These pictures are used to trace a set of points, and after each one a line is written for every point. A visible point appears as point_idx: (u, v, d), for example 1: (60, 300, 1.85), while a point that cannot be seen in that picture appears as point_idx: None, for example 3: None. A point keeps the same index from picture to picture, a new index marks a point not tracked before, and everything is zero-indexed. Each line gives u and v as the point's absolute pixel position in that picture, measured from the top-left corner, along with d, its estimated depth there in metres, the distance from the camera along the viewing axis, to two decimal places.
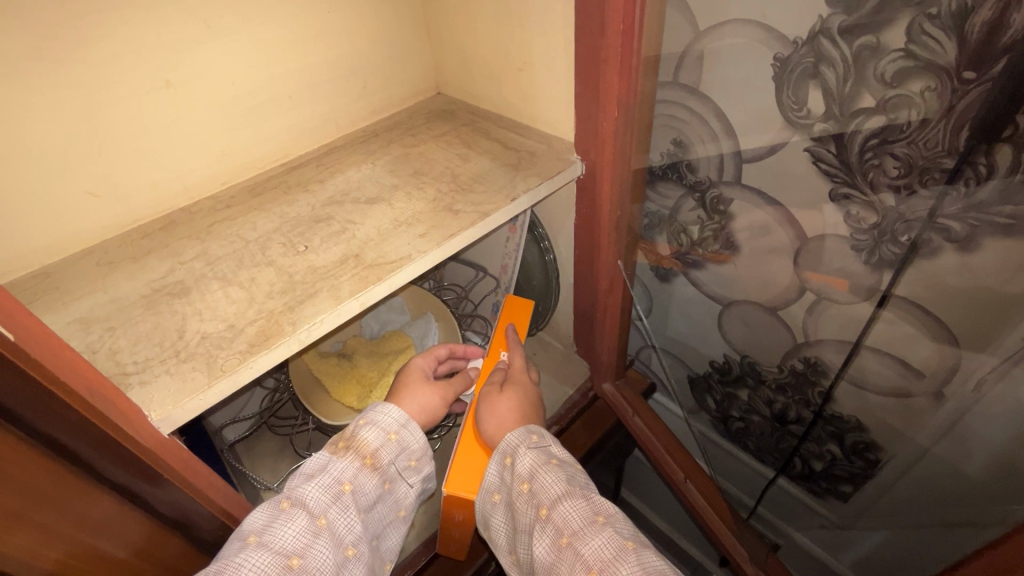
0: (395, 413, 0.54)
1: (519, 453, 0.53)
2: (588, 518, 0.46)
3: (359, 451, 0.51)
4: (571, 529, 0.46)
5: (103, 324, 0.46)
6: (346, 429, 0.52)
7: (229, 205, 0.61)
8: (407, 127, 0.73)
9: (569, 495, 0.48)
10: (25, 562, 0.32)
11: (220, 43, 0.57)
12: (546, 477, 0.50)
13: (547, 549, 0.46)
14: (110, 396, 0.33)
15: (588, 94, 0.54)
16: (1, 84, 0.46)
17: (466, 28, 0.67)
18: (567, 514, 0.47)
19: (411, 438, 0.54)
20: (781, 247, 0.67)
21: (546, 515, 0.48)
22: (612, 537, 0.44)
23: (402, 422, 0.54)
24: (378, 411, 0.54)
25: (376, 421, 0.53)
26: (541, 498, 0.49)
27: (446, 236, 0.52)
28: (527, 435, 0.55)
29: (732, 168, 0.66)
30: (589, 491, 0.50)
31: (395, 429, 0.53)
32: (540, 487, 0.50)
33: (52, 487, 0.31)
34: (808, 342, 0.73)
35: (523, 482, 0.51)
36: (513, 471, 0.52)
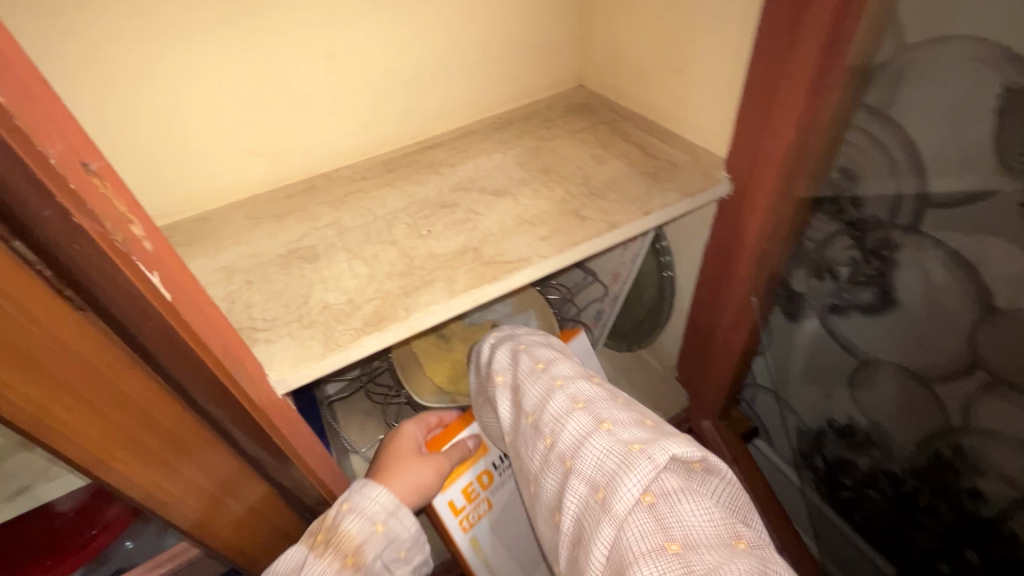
0: (383, 498, 0.47)
1: (497, 354, 0.50)
2: (563, 399, 0.41)
3: (338, 548, 0.43)
4: (546, 421, 0.41)
5: (243, 277, 0.50)
6: (326, 518, 0.45)
7: (365, 177, 0.63)
8: (543, 118, 0.70)
9: (542, 385, 0.43)
10: (167, 501, 0.34)
11: (383, 18, 0.58)
12: (520, 372, 0.46)
13: (528, 447, 0.42)
14: (241, 356, 0.35)
15: (756, 109, 0.49)
16: (197, 46, 0.51)
17: (625, 20, 0.63)
18: (542, 405, 0.42)
19: (401, 527, 0.47)
20: (958, 311, 0.57)
21: (523, 409, 0.44)
22: (561, 396, 0.42)
23: (391, 509, 0.47)
24: (364, 493, 0.47)
25: (363, 506, 0.46)
26: (497, 376, 0.48)
27: (570, 243, 0.49)
28: (509, 339, 0.51)
29: (910, 211, 0.56)
30: (566, 372, 0.44)
31: (382, 518, 0.46)
32: (516, 387, 0.46)
33: (187, 438, 0.33)
34: (965, 428, 0.61)
35: (502, 384, 0.47)
36: (492, 378, 0.49)
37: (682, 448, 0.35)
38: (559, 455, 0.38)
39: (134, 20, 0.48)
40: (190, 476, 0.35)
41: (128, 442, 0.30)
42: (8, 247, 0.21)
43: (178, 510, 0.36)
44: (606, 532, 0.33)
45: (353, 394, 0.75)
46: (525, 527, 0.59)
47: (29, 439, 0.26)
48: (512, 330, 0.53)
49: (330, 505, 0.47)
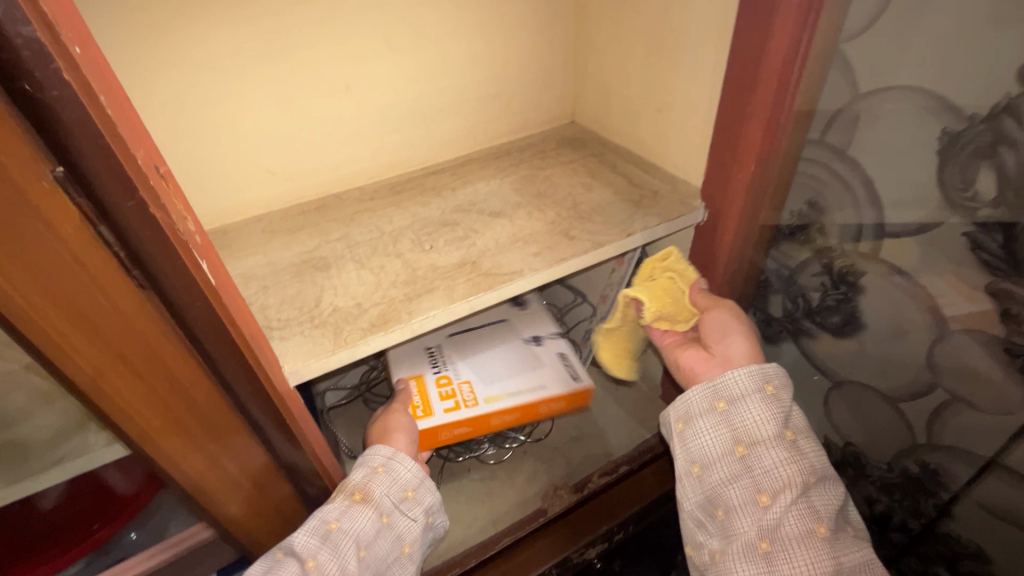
0: (381, 448, 0.52)
1: (798, 429, 0.50)
2: (841, 534, 0.47)
3: (344, 490, 0.48)
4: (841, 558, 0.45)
5: (259, 283, 0.54)
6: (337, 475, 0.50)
7: (374, 198, 0.68)
8: (539, 149, 0.77)
9: (839, 521, 0.47)
10: (190, 476, 0.38)
11: (397, 57, 0.65)
12: (827, 506, 0.47)
13: (812, 560, 0.44)
14: (265, 349, 0.38)
15: (725, 144, 0.55)
16: (229, 76, 0.57)
17: (615, 66, 0.70)
18: (839, 540, 0.46)
19: (402, 469, 0.51)
20: (915, 333, 0.62)
21: (814, 519, 0.46)
22: (853, 549, 0.46)
23: (390, 455, 0.51)
24: (365, 452, 0.52)
25: (364, 459, 0.51)
26: (805, 465, 0.48)
27: (559, 258, 0.54)
28: (795, 410, 0.51)
29: (869, 240, 0.62)
30: (845, 511, 0.49)
31: (382, 463, 0.50)
32: (812, 498, 0.47)
33: (217, 420, 0.36)
34: (931, 446, 0.65)
35: (799, 468, 0.47)
36: (795, 458, 0.48)
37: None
38: None
39: (177, 54, 0.54)
40: (214, 456, 0.38)
41: (165, 416, 0.33)
42: (93, 229, 0.25)
43: (199, 485, 0.39)
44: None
45: (351, 403, 0.79)
46: (512, 367, 0.69)
47: (86, 400, 0.30)
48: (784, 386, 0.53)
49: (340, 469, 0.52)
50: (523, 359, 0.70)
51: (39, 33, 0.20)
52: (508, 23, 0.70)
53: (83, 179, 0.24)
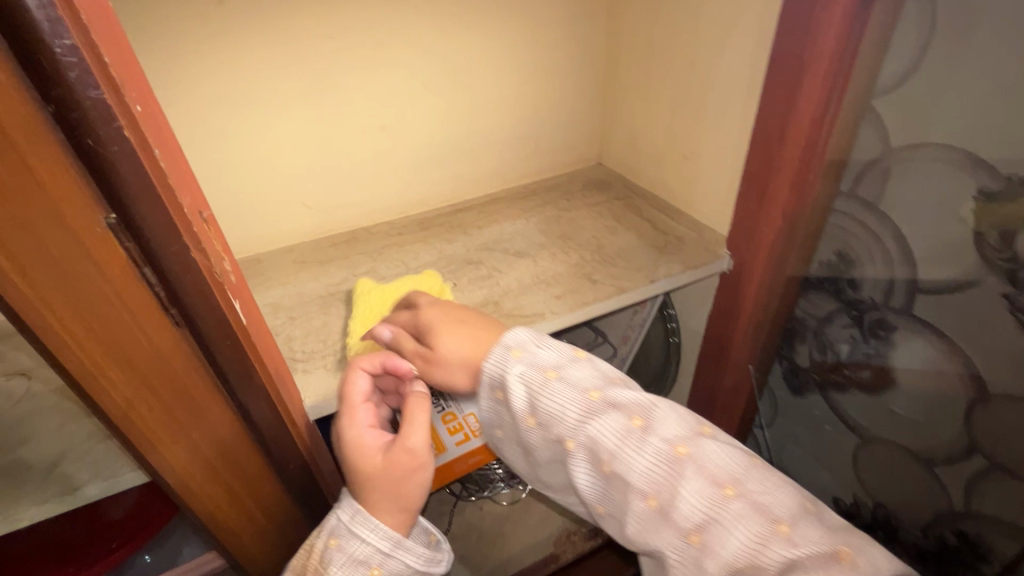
0: (376, 538, 0.40)
1: (543, 403, 0.43)
2: (671, 470, 0.38)
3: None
4: (677, 511, 0.37)
5: (287, 313, 0.56)
6: (316, 556, 0.40)
7: (402, 233, 0.70)
8: (565, 190, 0.78)
9: (659, 460, 0.38)
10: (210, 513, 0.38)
11: (431, 99, 0.68)
12: (609, 431, 0.40)
13: (651, 528, 0.38)
14: (286, 381, 0.39)
15: (753, 195, 0.55)
16: (273, 115, 0.60)
17: (644, 113, 0.71)
18: (667, 488, 0.38)
19: (401, 566, 0.40)
20: (951, 393, 0.60)
21: (628, 486, 0.39)
22: (656, 449, 0.39)
23: (387, 551, 0.40)
24: (353, 532, 0.40)
25: (351, 547, 0.40)
26: (558, 431, 0.43)
27: (580, 302, 0.55)
28: (546, 371, 0.44)
29: (902, 295, 0.61)
30: (678, 432, 0.40)
31: (378, 562, 0.40)
32: (591, 438, 0.41)
33: (238, 452, 0.37)
34: (969, 513, 0.62)
35: (574, 444, 0.42)
36: (543, 426, 0.44)
37: (876, 554, 0.33)
38: (679, 528, 0.37)
39: (228, 95, 0.57)
40: (236, 490, 0.39)
41: (194, 453, 0.34)
42: (137, 269, 0.27)
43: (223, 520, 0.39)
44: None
45: None
46: None
47: (124, 439, 0.31)
48: (537, 341, 0.46)
49: (320, 532, 0.41)
50: None
51: (106, 95, 0.22)
52: (540, 69, 0.73)
53: (133, 227, 0.26)
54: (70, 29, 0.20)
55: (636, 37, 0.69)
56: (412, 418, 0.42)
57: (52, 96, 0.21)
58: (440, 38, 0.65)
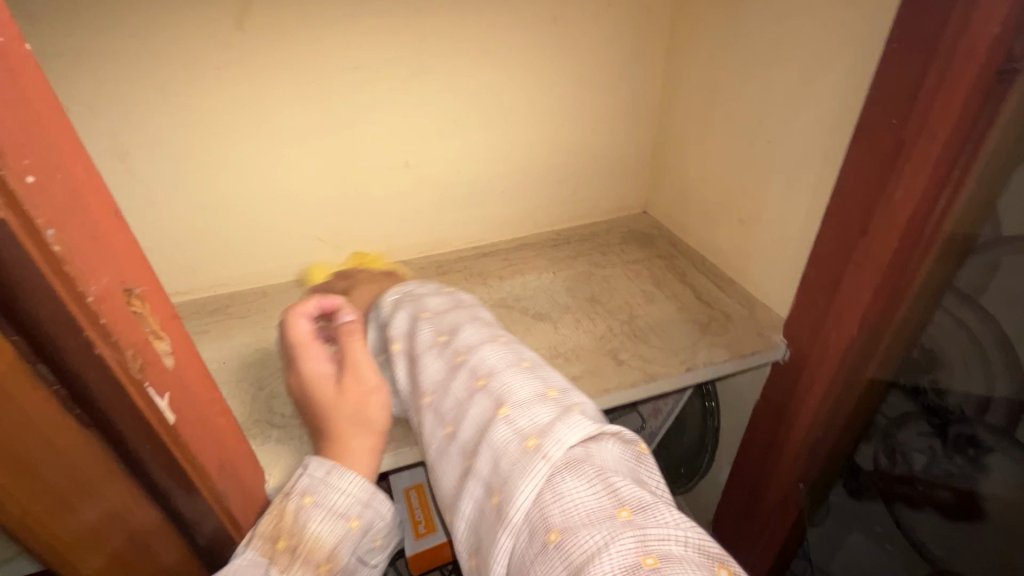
0: (356, 488, 0.37)
1: (394, 318, 0.47)
2: (450, 368, 0.39)
3: (308, 557, 0.34)
4: (444, 404, 0.38)
5: (277, 362, 0.51)
6: (287, 516, 0.35)
7: (417, 276, 0.65)
8: (601, 241, 0.71)
9: (444, 363, 0.40)
10: None
11: (462, 136, 0.63)
12: (436, 362, 0.41)
13: (423, 425, 0.39)
14: (236, 471, 0.34)
15: (825, 281, 0.46)
16: (291, 145, 0.57)
17: (699, 165, 0.63)
18: (443, 384, 0.39)
19: (379, 517, 0.37)
20: None
21: (419, 386, 0.40)
22: (463, 376, 0.38)
23: (366, 500, 0.37)
24: (331, 483, 0.36)
25: (330, 501, 0.36)
26: (404, 359, 0.43)
27: (600, 388, 0.47)
28: (420, 310, 0.46)
29: (1003, 412, 0.52)
30: (471, 341, 0.41)
31: (358, 513, 0.36)
32: (422, 367, 0.41)
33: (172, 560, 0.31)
34: None
35: (396, 350, 0.44)
36: (398, 355, 0.44)
37: (576, 428, 0.32)
38: (464, 450, 0.35)
39: (243, 122, 0.54)
40: None
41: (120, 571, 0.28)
42: (29, 366, 0.22)
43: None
44: (503, 545, 0.30)
45: None
46: None
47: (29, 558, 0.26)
48: (417, 292, 0.50)
49: (282, 494, 0.36)
50: None
51: None
52: (585, 109, 0.66)
53: (20, 319, 0.21)
54: None
55: (696, 82, 0.61)
56: (355, 352, 0.41)
57: None
58: (475, 72, 0.59)
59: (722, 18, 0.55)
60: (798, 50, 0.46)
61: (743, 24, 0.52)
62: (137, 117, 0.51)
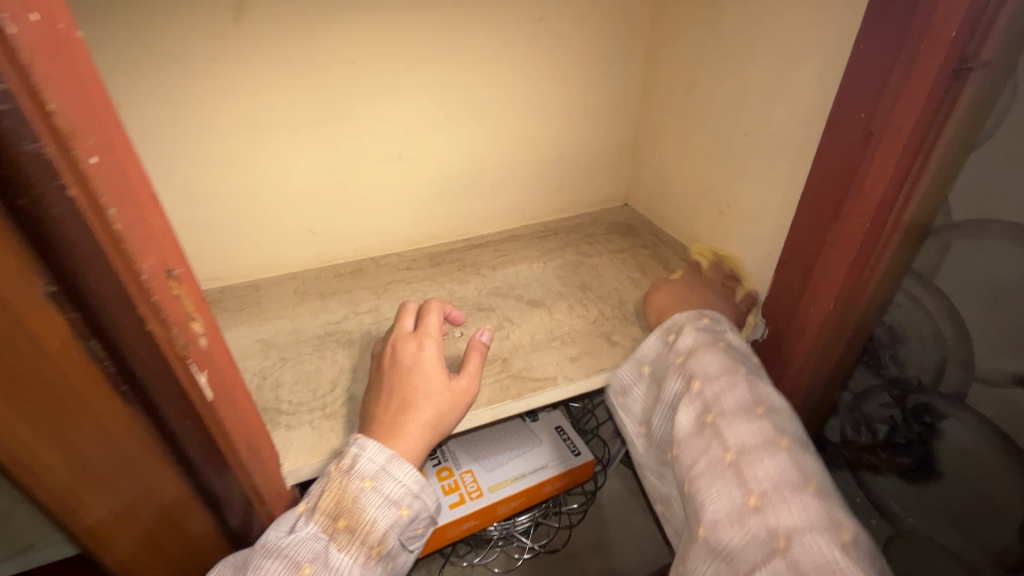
0: (410, 479, 0.38)
1: (699, 353, 0.43)
2: (762, 438, 0.37)
3: (365, 538, 0.36)
4: (749, 470, 0.36)
5: (278, 353, 0.52)
6: (347, 496, 0.36)
7: (410, 268, 0.66)
8: (587, 233, 0.73)
9: (757, 429, 0.38)
10: None
11: (454, 131, 0.64)
12: (749, 428, 0.38)
13: (719, 485, 0.37)
14: (259, 448, 0.35)
15: (799, 266, 0.50)
16: (285, 138, 0.57)
17: (679, 159, 0.67)
18: (751, 449, 0.37)
19: (425, 507, 0.39)
20: (1002, 498, 0.54)
21: (718, 438, 0.39)
22: (784, 462, 0.36)
23: (417, 491, 0.38)
24: (389, 470, 0.38)
25: (387, 487, 0.37)
26: (704, 402, 0.41)
27: (597, 367, 0.50)
28: (716, 344, 0.44)
29: (954, 381, 0.55)
30: (789, 429, 0.38)
31: (407, 502, 0.38)
32: (727, 424, 0.39)
33: (194, 535, 0.32)
34: None
35: (696, 388, 0.42)
36: (695, 395, 0.42)
37: None
38: (768, 531, 0.33)
39: (237, 114, 0.54)
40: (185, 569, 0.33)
41: (145, 540, 0.29)
42: (82, 343, 0.23)
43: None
44: None
45: None
46: (510, 446, 0.62)
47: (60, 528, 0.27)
48: (719, 330, 0.46)
49: (341, 474, 0.37)
50: (519, 435, 0.64)
51: (46, 148, 0.18)
52: (570, 105, 0.69)
53: (79, 296, 0.22)
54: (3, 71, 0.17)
55: (675, 80, 0.65)
56: (475, 363, 0.46)
57: None
58: (466, 69, 0.61)
59: (700, 20, 0.58)
60: (772, 50, 0.50)
61: (720, 27, 0.56)
62: (130, 107, 0.50)
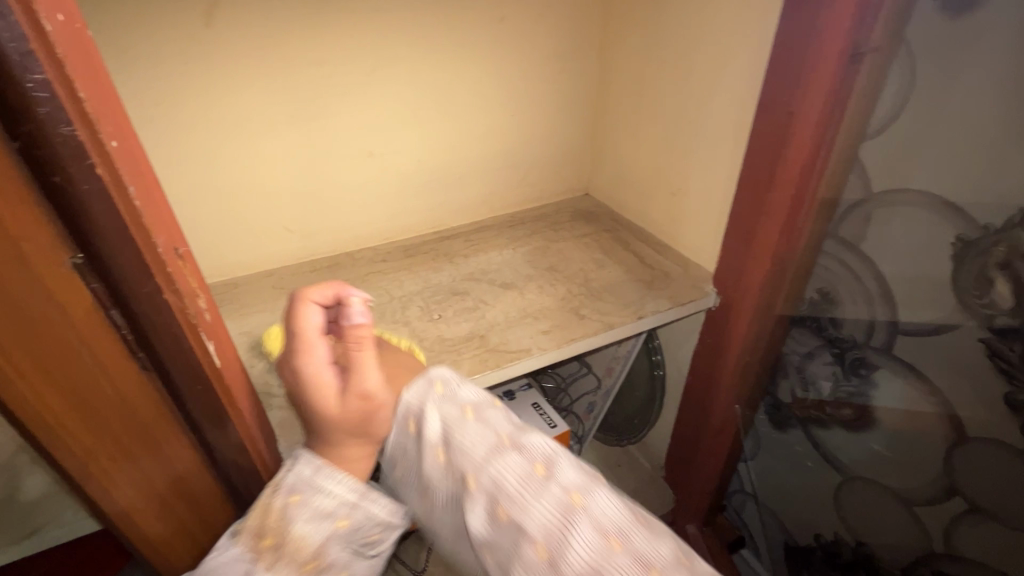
0: (344, 487, 0.36)
1: (457, 440, 0.37)
2: (557, 511, 0.34)
3: (295, 556, 0.34)
4: (563, 556, 0.33)
5: (263, 342, 0.54)
6: (271, 515, 0.34)
7: (386, 260, 0.69)
8: (552, 221, 0.78)
9: (548, 502, 0.34)
10: (168, 560, 0.35)
11: (421, 128, 0.68)
12: (541, 505, 0.34)
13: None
14: (259, 418, 0.37)
15: (742, 236, 0.55)
16: (256, 138, 0.59)
17: (633, 147, 0.72)
18: (554, 532, 0.34)
19: (368, 517, 0.37)
20: (927, 437, 0.61)
21: (519, 532, 0.34)
22: (584, 527, 0.34)
23: (356, 501, 0.36)
24: (316, 482, 0.35)
25: (315, 499, 0.35)
26: (489, 496, 0.35)
27: (568, 338, 0.54)
28: (465, 413, 0.39)
29: (882, 336, 0.61)
30: (572, 476, 0.36)
31: (345, 513, 0.36)
32: (519, 513, 0.34)
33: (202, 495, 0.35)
34: (948, 555, 0.62)
35: (473, 485, 0.36)
36: (476, 492, 0.36)
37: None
38: None
39: (208, 115, 0.56)
40: (196, 532, 0.36)
41: (154, 499, 0.32)
42: (103, 312, 0.25)
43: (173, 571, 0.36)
44: None
45: None
46: None
47: (74, 484, 0.29)
48: (455, 387, 0.40)
49: (269, 490, 0.35)
50: None
51: (79, 132, 0.21)
52: (530, 101, 0.73)
53: (101, 266, 0.24)
54: (43, 64, 0.19)
55: (625, 75, 0.70)
56: (367, 360, 0.37)
57: (19, 133, 0.20)
58: (431, 68, 0.64)
59: (646, 17, 0.63)
60: (708, 43, 0.56)
61: (663, 24, 0.61)
62: None
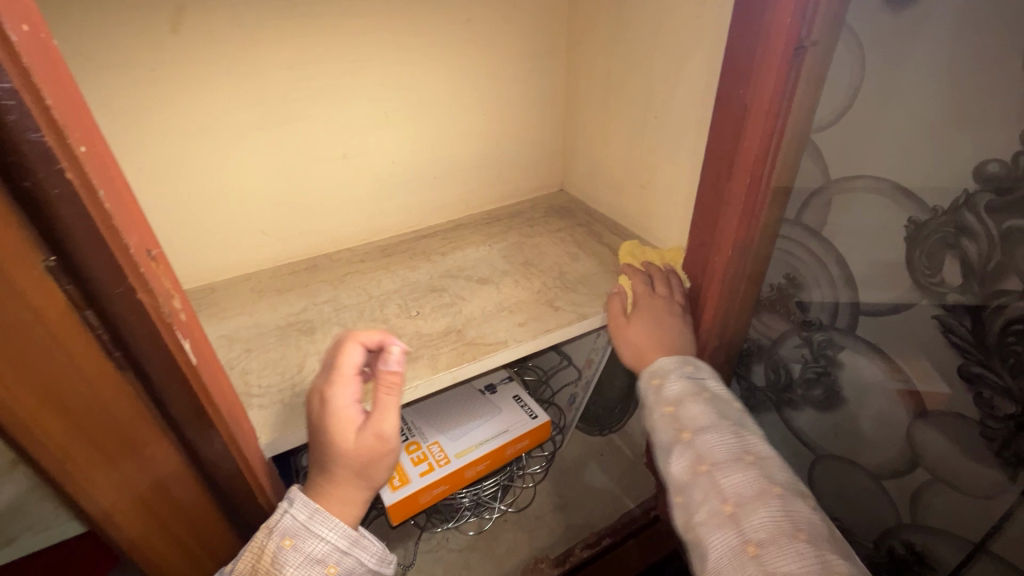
0: (335, 535, 0.40)
1: (687, 405, 0.50)
2: (752, 492, 0.44)
3: None
4: (747, 521, 0.42)
5: (243, 344, 0.54)
6: (265, 559, 0.38)
7: (364, 260, 0.70)
8: (528, 217, 0.79)
9: (752, 481, 0.44)
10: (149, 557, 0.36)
11: (394, 128, 0.69)
12: (739, 478, 0.45)
13: (709, 520, 0.44)
14: (238, 415, 0.38)
15: (706, 225, 0.57)
16: (229, 142, 0.59)
17: (603, 143, 0.74)
18: (748, 501, 0.43)
19: (356, 563, 0.40)
20: (890, 413, 0.63)
21: (717, 489, 0.45)
22: (774, 513, 0.42)
23: (345, 547, 0.40)
24: (311, 528, 0.39)
25: (308, 545, 0.39)
26: (698, 451, 0.47)
27: (543, 329, 0.55)
28: (699, 392, 0.51)
29: (846, 317, 0.63)
30: (775, 478, 0.45)
31: (333, 560, 0.39)
32: (719, 474, 0.45)
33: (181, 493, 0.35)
34: (913, 524, 0.65)
35: (687, 438, 0.48)
36: (687, 441, 0.48)
37: None
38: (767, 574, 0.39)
39: (179, 121, 0.56)
40: (175, 531, 0.36)
41: (133, 497, 0.33)
42: (79, 313, 0.26)
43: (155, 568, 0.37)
44: None
45: None
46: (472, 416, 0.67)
47: (54, 484, 0.30)
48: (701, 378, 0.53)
49: (266, 534, 0.39)
50: (480, 407, 0.69)
51: (46, 137, 0.22)
52: (503, 99, 0.74)
53: (73, 269, 0.25)
54: (7, 72, 0.20)
55: (594, 72, 0.71)
56: (390, 402, 0.41)
57: None
58: (401, 69, 0.65)
59: (612, 15, 0.65)
60: (670, 40, 0.58)
61: (627, 22, 0.63)
62: None
